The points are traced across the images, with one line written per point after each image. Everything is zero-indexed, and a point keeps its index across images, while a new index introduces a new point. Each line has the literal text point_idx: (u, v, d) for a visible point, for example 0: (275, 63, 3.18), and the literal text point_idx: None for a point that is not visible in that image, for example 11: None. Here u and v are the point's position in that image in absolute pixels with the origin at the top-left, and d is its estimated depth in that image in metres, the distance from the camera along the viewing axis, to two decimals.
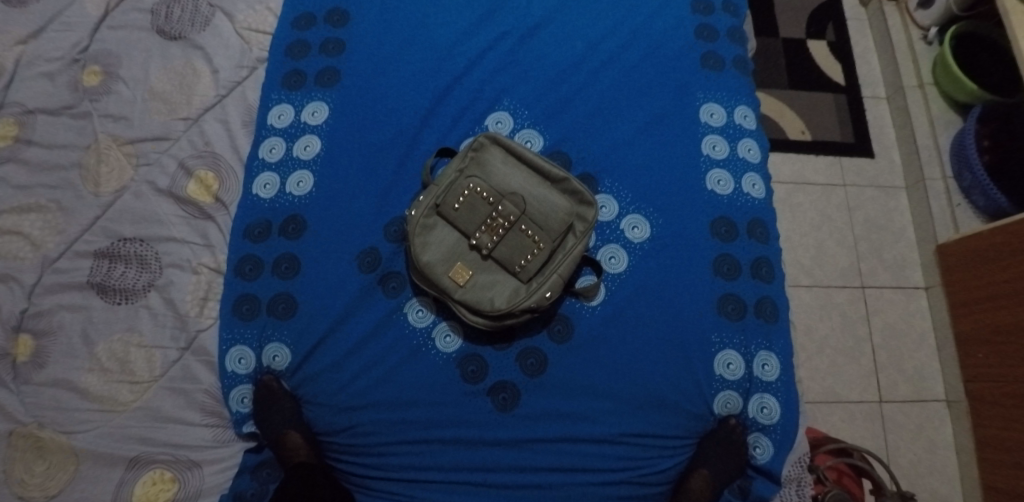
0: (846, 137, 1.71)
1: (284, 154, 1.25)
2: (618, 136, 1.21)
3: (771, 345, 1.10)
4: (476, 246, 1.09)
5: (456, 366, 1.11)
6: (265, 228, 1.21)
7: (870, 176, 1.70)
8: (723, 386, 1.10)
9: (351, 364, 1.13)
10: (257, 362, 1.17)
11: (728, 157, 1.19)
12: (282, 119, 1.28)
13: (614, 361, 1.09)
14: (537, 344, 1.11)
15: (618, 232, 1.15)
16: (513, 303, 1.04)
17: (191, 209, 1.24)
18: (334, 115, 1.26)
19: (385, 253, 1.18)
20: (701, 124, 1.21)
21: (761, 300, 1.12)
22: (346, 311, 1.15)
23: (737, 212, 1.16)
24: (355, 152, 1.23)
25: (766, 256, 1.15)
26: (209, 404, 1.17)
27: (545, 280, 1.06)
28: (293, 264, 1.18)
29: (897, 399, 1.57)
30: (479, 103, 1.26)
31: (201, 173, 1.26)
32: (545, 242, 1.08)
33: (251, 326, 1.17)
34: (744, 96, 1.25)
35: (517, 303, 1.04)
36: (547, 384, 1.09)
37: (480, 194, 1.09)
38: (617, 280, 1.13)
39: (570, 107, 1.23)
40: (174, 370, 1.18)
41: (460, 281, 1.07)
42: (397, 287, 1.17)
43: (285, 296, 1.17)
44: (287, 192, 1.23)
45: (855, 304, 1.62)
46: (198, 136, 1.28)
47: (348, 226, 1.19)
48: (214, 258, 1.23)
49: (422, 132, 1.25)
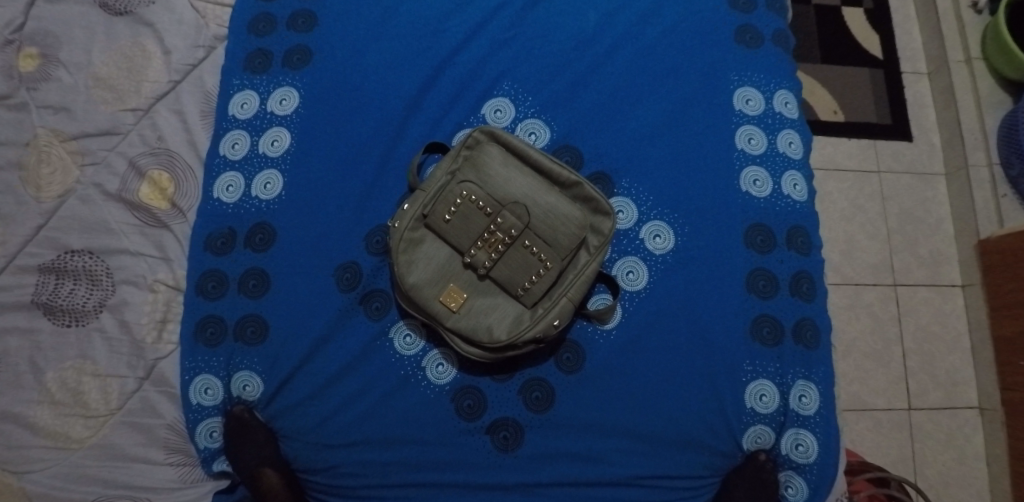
0: (882, 118, 1.55)
1: (249, 150, 1.07)
2: (637, 129, 1.04)
3: (810, 374, 0.96)
4: (471, 264, 0.93)
5: (450, 400, 0.97)
6: (228, 237, 1.05)
7: (906, 161, 1.54)
8: (754, 420, 0.96)
9: (330, 396, 1.00)
10: (226, 392, 1.03)
11: (766, 152, 1.02)
12: (245, 108, 1.09)
13: (631, 394, 0.96)
14: (543, 374, 0.97)
15: (637, 243, 0.99)
16: (514, 334, 0.90)
17: (145, 216, 1.08)
18: (306, 103, 1.07)
19: (366, 269, 1.02)
20: (734, 112, 1.03)
21: (800, 322, 0.97)
22: (324, 336, 1.00)
23: (776, 218, 0.99)
24: (331, 148, 1.06)
25: (808, 271, 0.98)
26: (173, 441, 1.04)
27: (553, 306, 0.91)
28: (262, 280, 1.02)
29: (926, 406, 1.45)
30: (475, 87, 1.08)
31: (153, 174, 1.09)
32: (553, 261, 0.92)
33: (216, 353, 1.03)
34: (786, 78, 1.06)
35: (519, 334, 0.90)
36: (554, 420, 0.96)
37: (475, 203, 0.92)
38: (635, 299, 0.98)
39: (581, 93, 1.06)
40: (132, 402, 1.04)
41: (452, 306, 0.92)
42: (382, 307, 1.02)
43: (254, 318, 1.02)
44: (252, 195, 1.05)
45: (886, 303, 1.48)
46: (150, 130, 1.10)
47: (325, 237, 1.03)
48: (172, 273, 1.08)
49: (409, 122, 1.07)
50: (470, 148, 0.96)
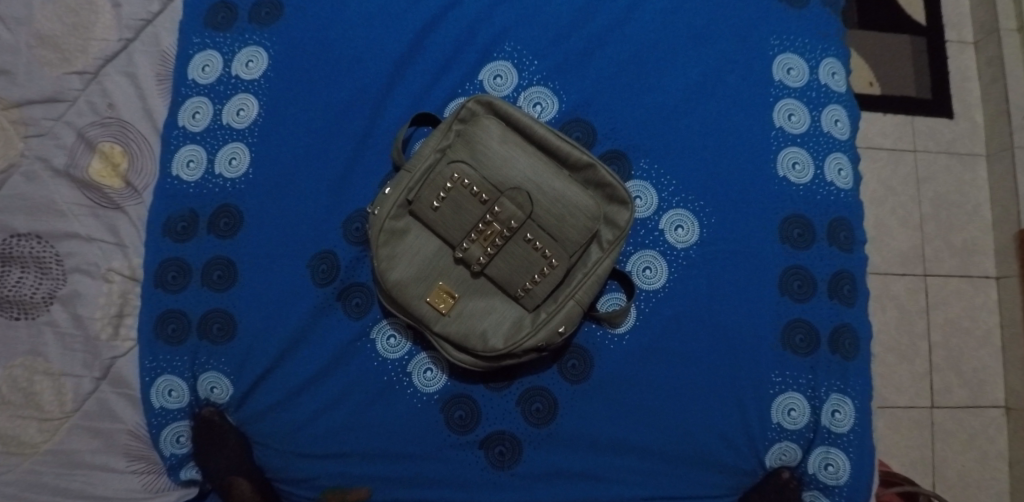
0: (920, 91, 1.41)
1: (211, 120, 0.94)
2: (659, 101, 0.90)
3: (847, 387, 0.85)
4: (463, 260, 0.81)
5: (439, 410, 0.86)
6: (190, 221, 0.92)
7: (945, 139, 1.41)
8: (780, 436, 0.85)
9: (306, 402, 0.89)
10: (192, 395, 0.91)
11: (808, 131, 0.89)
12: (207, 71, 0.95)
13: (643, 406, 0.85)
14: (545, 383, 0.85)
15: (655, 234, 0.87)
16: (512, 343, 0.79)
17: (97, 196, 0.95)
18: (276, 66, 0.93)
19: (345, 260, 0.90)
20: (774, 83, 0.90)
21: (838, 329, 0.85)
22: (298, 335, 0.89)
23: (815, 209, 0.87)
24: (306, 119, 0.92)
25: (850, 270, 0.86)
26: (135, 447, 0.93)
27: (558, 311, 0.80)
28: (228, 271, 0.90)
29: (951, 404, 1.35)
30: (471, 49, 0.93)
31: (104, 147, 0.95)
32: (559, 258, 0.80)
33: (179, 352, 0.91)
34: (834, 43, 0.92)
35: (518, 343, 0.79)
36: (557, 435, 0.85)
37: (469, 188, 0.80)
38: (652, 298, 0.86)
39: (595, 57, 0.91)
40: (90, 404, 0.93)
41: (441, 308, 0.80)
42: (363, 304, 0.90)
43: (219, 313, 0.90)
44: (216, 173, 0.92)
45: (915, 295, 1.36)
46: (100, 96, 0.96)
47: (298, 222, 0.90)
48: (128, 262, 0.94)
49: (396, 89, 0.93)
50: (464, 121, 0.83)
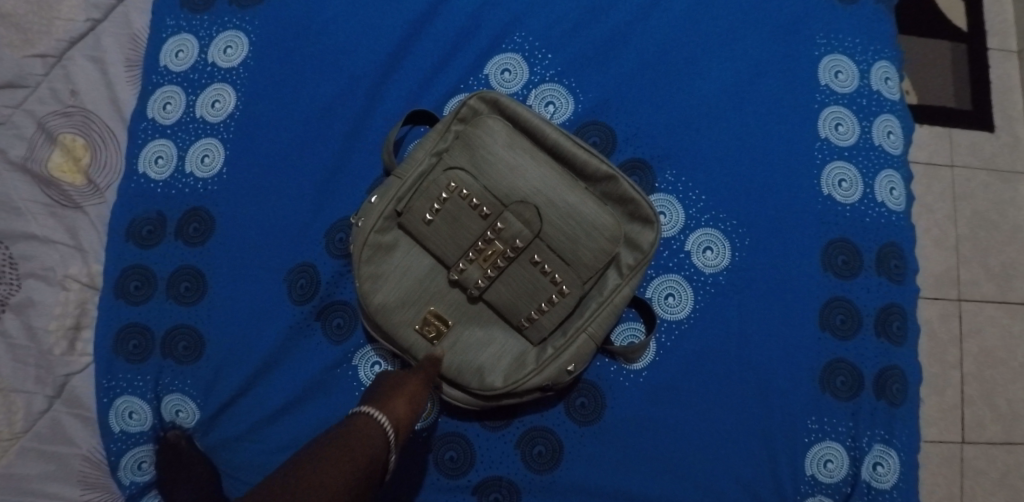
0: (960, 102, 1.15)
1: (184, 112, 0.84)
2: (687, 104, 0.80)
3: (891, 438, 0.75)
4: (459, 282, 0.71)
5: (428, 448, 0.76)
6: (157, 225, 0.82)
7: (985, 155, 1.14)
8: (813, 490, 0.75)
9: (279, 431, 0.79)
10: (155, 417, 0.80)
11: (857, 144, 0.79)
12: (181, 57, 0.85)
13: (660, 452, 0.75)
14: (549, 423, 0.75)
15: (680, 256, 0.77)
16: (512, 382, 0.70)
17: (56, 193, 0.84)
18: (258, 52, 0.84)
19: (326, 275, 0.80)
20: (820, 88, 0.79)
21: (884, 371, 0.75)
22: (272, 356, 0.79)
23: (863, 233, 0.77)
24: (289, 113, 0.82)
25: (901, 304, 0.77)
26: (90, 474, 0.80)
27: (567, 346, 0.70)
28: (197, 283, 0.81)
29: (981, 440, 1.06)
30: (475, 39, 0.82)
31: (65, 139, 0.85)
32: (569, 285, 0.70)
33: (141, 371, 0.81)
34: (886, 43, 0.81)
35: (519, 382, 0.69)
36: (561, 483, 0.75)
37: (467, 199, 0.70)
38: (673, 330, 0.76)
39: (617, 52, 0.81)
40: (41, 426, 0.81)
41: (432, 337, 0.71)
42: (345, 325, 0.80)
43: (186, 329, 0.80)
44: (186, 172, 0.83)
45: (947, 320, 1.08)
46: (62, 82, 0.86)
47: (277, 230, 0.81)
48: (87, 268, 0.84)
49: (389, 83, 0.82)
50: (464, 121, 0.73)
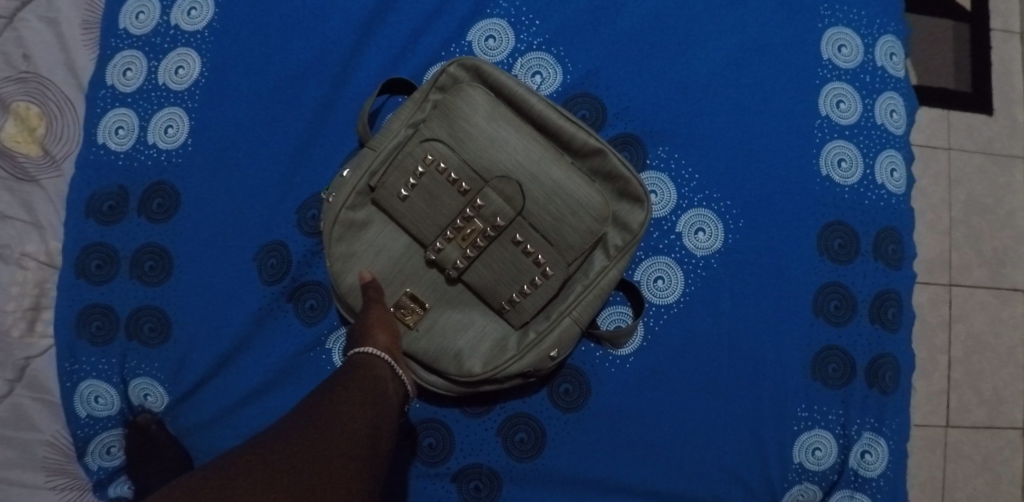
0: (960, 83, 1.11)
1: (145, 78, 0.79)
2: (681, 78, 0.75)
3: (881, 426, 0.73)
4: (437, 262, 0.67)
5: (406, 435, 0.73)
6: (119, 199, 0.78)
7: (982, 137, 1.11)
8: (800, 478, 0.73)
9: (250, 416, 0.75)
10: (123, 401, 0.76)
11: (858, 122, 0.75)
12: (142, 19, 0.80)
13: (645, 440, 0.73)
14: (532, 410, 0.73)
15: (671, 238, 0.74)
16: (493, 368, 0.67)
17: (9, 166, 0.79)
18: (225, 15, 0.78)
19: (298, 255, 0.76)
20: (822, 62, 0.76)
21: (877, 359, 0.73)
22: (243, 338, 0.76)
23: (861, 216, 0.74)
24: (259, 81, 0.77)
25: (896, 290, 0.74)
26: (55, 460, 0.77)
27: (550, 331, 0.67)
28: (163, 261, 0.76)
29: (966, 424, 1.05)
30: (458, 4, 0.78)
31: (19, 107, 0.80)
32: (554, 266, 0.67)
33: (105, 354, 0.76)
34: (891, 17, 0.78)
35: (500, 368, 0.66)
36: (543, 471, 0.72)
37: (444, 174, 0.66)
38: (662, 314, 0.73)
39: (608, 20, 0.76)
40: (1, 410, 0.77)
41: (408, 321, 0.67)
42: (319, 307, 0.77)
43: (152, 310, 0.76)
44: (149, 142, 0.78)
45: (936, 305, 1.07)
46: (14, 45, 0.80)
47: (246, 206, 0.76)
48: (45, 246, 0.79)
49: (365, 51, 0.77)
50: (442, 90, 0.68)
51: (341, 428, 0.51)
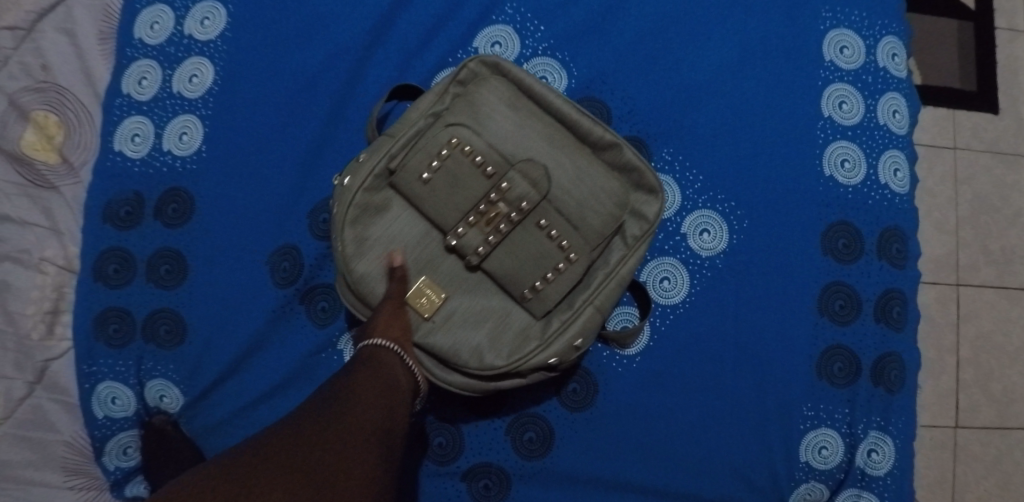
0: (965, 83, 1.12)
1: (160, 87, 0.81)
2: (685, 81, 0.76)
3: (887, 425, 0.74)
4: (457, 249, 0.66)
5: (416, 435, 0.74)
6: (135, 205, 0.80)
7: (989, 136, 1.11)
8: (806, 477, 0.74)
9: (263, 417, 0.77)
10: (139, 403, 0.78)
11: (861, 123, 0.76)
12: (156, 29, 0.82)
13: (652, 440, 0.73)
14: (540, 410, 0.74)
15: (676, 239, 0.75)
16: (515, 358, 0.65)
17: (28, 173, 0.81)
18: (236, 24, 0.80)
19: (309, 259, 0.77)
20: (825, 63, 0.76)
21: (882, 358, 0.74)
22: (255, 341, 0.77)
23: (865, 216, 0.75)
24: (270, 89, 0.79)
25: (901, 289, 0.75)
26: (74, 461, 0.79)
27: (574, 319, 0.66)
28: (177, 265, 0.78)
29: (976, 425, 1.05)
30: (465, 11, 0.79)
31: (38, 116, 0.82)
32: (577, 251, 0.66)
33: (122, 356, 0.78)
34: (893, 18, 0.78)
35: (523, 358, 0.65)
36: (552, 470, 0.73)
37: (470, 156, 0.65)
38: (668, 315, 0.74)
39: (612, 25, 0.78)
40: (21, 412, 0.79)
41: (426, 310, 0.66)
42: (330, 309, 0.78)
43: (168, 313, 0.78)
44: (163, 149, 0.80)
45: (944, 305, 1.07)
46: (32, 56, 0.82)
47: (258, 212, 0.78)
48: (64, 251, 0.81)
49: (374, 58, 0.79)
50: (463, 83, 0.69)
51: (355, 410, 0.54)
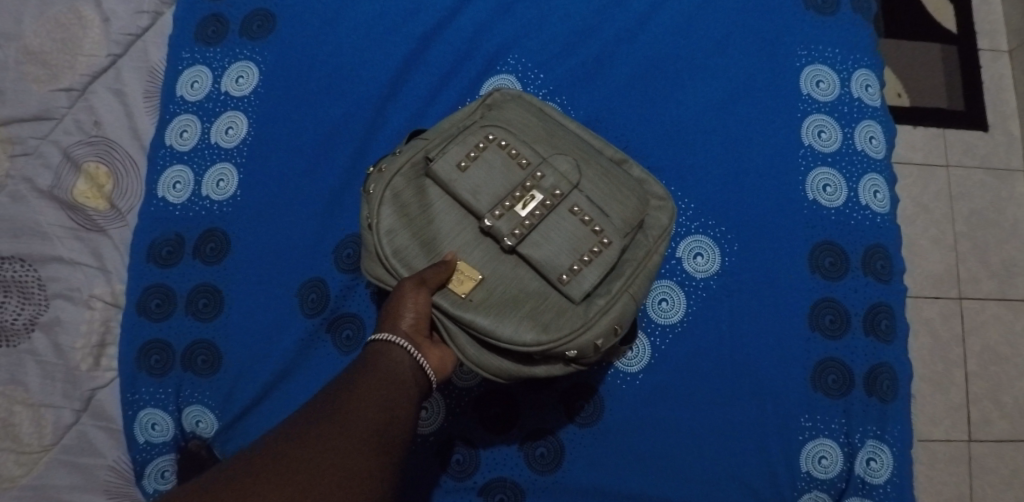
0: (953, 102, 1.17)
1: (199, 139, 0.89)
2: (676, 117, 0.83)
3: (884, 433, 0.77)
4: (494, 233, 0.66)
5: (435, 454, 0.79)
6: (176, 245, 0.87)
7: (980, 153, 1.16)
8: (809, 486, 0.77)
9: None
10: (177, 428, 0.84)
11: (839, 149, 0.82)
12: (196, 88, 0.91)
13: (658, 453, 0.77)
14: (550, 427, 0.78)
15: (673, 263, 0.80)
16: (555, 335, 0.63)
17: (80, 218, 0.89)
18: (267, 81, 0.89)
19: (334, 290, 0.84)
20: (803, 97, 0.83)
21: (874, 369, 0.78)
22: (285, 368, 0.83)
23: (849, 236, 0.80)
24: (297, 137, 0.87)
25: (888, 303, 0.79)
26: (116, 484, 0.84)
27: (611, 299, 0.65)
28: (214, 299, 0.85)
29: (989, 437, 1.07)
30: (472, 61, 0.87)
31: (89, 167, 0.90)
32: (610, 235, 0.67)
33: (163, 384, 0.85)
34: (866, 53, 0.85)
35: (563, 335, 0.63)
36: (563, 485, 0.78)
37: (505, 149, 0.68)
38: (668, 334, 0.79)
39: (607, 70, 0.85)
40: (68, 438, 0.84)
41: (462, 290, 0.64)
42: (354, 337, 0.84)
43: (206, 344, 0.84)
44: (202, 195, 0.88)
45: (949, 319, 1.09)
46: (86, 113, 0.91)
47: (288, 248, 0.85)
48: (111, 288, 0.88)
49: (392, 105, 0.87)
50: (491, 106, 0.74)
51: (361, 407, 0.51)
